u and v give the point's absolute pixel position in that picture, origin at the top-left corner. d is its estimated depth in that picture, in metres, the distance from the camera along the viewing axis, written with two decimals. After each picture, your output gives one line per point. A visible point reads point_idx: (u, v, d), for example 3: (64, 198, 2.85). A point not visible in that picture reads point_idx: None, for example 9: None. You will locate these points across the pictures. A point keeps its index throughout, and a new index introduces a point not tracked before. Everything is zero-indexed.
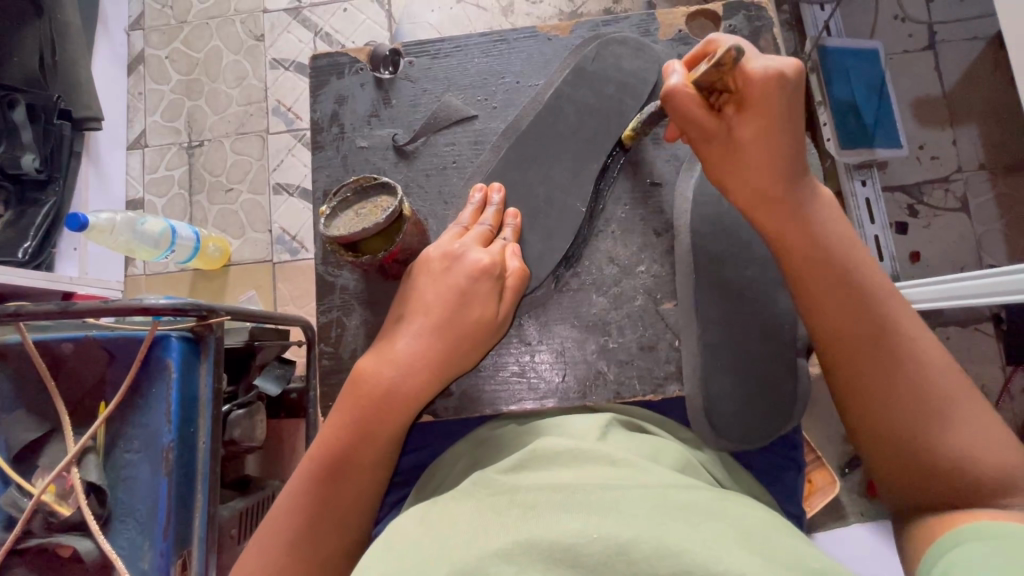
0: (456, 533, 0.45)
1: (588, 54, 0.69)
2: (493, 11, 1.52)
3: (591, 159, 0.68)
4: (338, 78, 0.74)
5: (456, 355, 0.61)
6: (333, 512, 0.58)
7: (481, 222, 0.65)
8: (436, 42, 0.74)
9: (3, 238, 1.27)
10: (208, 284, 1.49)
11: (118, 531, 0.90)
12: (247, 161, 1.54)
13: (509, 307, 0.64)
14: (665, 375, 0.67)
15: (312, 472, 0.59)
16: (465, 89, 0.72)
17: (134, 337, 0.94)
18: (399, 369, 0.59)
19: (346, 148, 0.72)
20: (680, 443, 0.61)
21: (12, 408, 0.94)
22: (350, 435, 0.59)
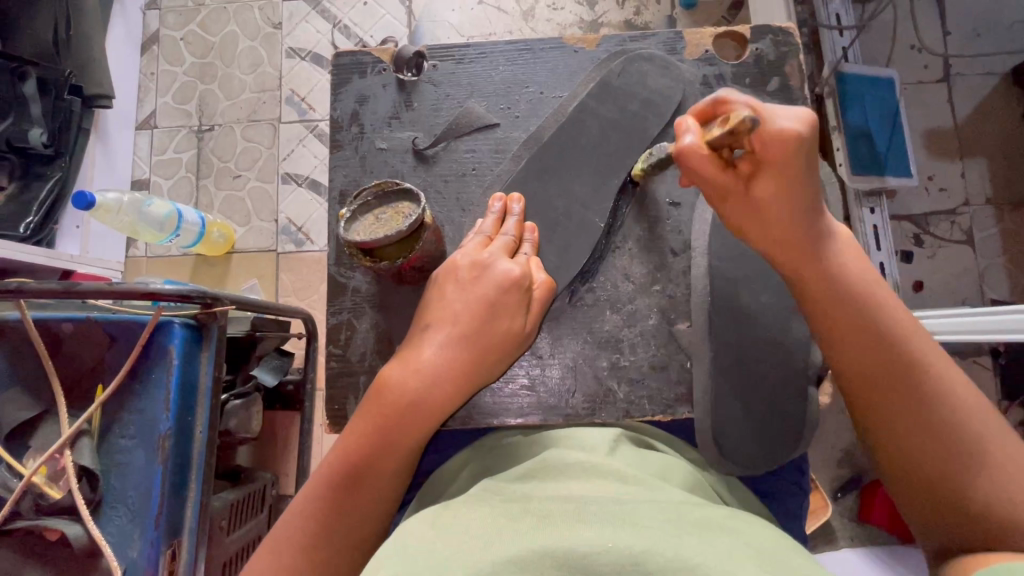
0: (467, 545, 0.44)
1: (613, 68, 0.69)
2: (513, 15, 1.52)
3: (612, 174, 0.68)
4: (362, 77, 0.73)
5: (482, 365, 0.61)
6: (349, 516, 0.58)
7: (506, 232, 0.64)
8: (461, 47, 0.73)
9: (6, 211, 1.25)
10: (209, 270, 1.47)
11: (109, 516, 0.89)
12: (256, 149, 1.53)
13: (535, 322, 0.64)
14: (675, 397, 0.67)
15: (332, 475, 0.59)
16: (488, 96, 0.72)
17: (134, 322, 0.93)
18: (426, 376, 0.59)
19: (365, 148, 0.72)
20: (688, 462, 0.60)
21: (8, 386, 0.93)
22: (372, 439, 0.59)
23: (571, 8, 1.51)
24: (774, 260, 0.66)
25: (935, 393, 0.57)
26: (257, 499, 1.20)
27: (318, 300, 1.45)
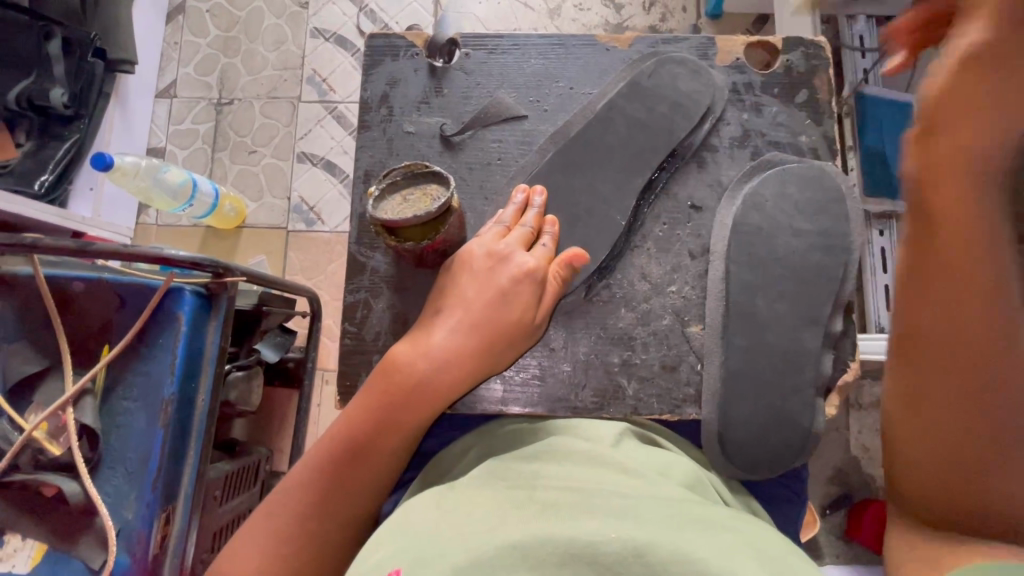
0: (475, 523, 0.46)
1: (645, 69, 0.70)
2: (539, 12, 1.52)
3: (637, 172, 0.69)
4: (394, 60, 0.74)
5: (493, 351, 0.61)
6: (348, 490, 0.58)
7: (523, 223, 0.65)
8: (495, 37, 0.74)
9: (23, 168, 1.26)
10: (218, 243, 1.48)
11: (106, 476, 0.90)
12: (274, 126, 1.53)
13: (547, 312, 0.64)
14: (683, 398, 0.68)
15: (333, 450, 0.59)
16: (519, 88, 0.73)
17: (146, 286, 0.93)
18: (439, 355, 0.60)
19: (393, 130, 0.73)
20: (692, 461, 0.61)
21: (14, 341, 0.93)
22: (377, 415, 0.59)
23: (598, 11, 1.52)
24: (791, 267, 0.65)
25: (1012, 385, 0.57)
26: (250, 472, 1.20)
27: (325, 281, 1.46)
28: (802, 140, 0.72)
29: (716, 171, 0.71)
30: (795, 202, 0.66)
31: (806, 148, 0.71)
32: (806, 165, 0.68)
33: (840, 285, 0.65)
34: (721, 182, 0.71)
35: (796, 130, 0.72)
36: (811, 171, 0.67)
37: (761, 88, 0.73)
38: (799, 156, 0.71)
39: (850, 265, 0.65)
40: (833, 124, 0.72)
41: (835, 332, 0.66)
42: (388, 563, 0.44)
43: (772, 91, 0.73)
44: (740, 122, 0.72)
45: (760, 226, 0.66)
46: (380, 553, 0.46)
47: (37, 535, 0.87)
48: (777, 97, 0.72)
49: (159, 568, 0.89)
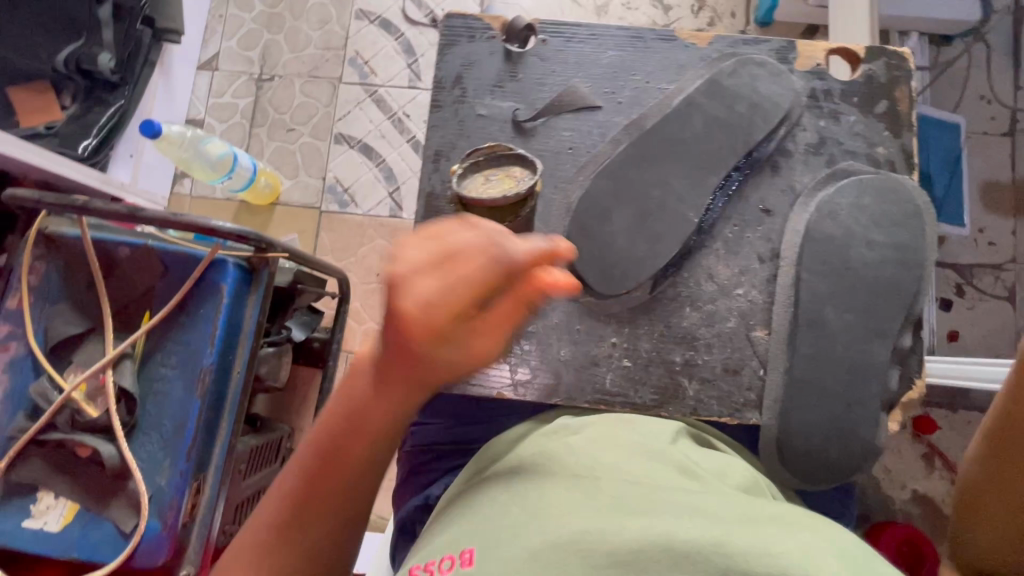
0: (548, 510, 0.51)
1: (725, 68, 0.69)
2: (587, 8, 1.51)
3: (713, 170, 0.68)
4: (469, 41, 0.73)
5: (438, 385, 0.54)
6: (312, 543, 0.56)
7: (475, 232, 0.48)
8: (572, 26, 0.73)
9: (68, 131, 1.27)
10: (252, 217, 1.48)
11: (141, 442, 0.90)
12: (314, 105, 1.53)
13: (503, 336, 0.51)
14: (744, 402, 0.68)
15: (279, 495, 0.57)
16: (593, 78, 0.72)
17: (190, 255, 0.93)
18: (376, 397, 0.55)
19: (464, 112, 0.72)
20: (749, 465, 0.62)
21: (58, 300, 0.94)
22: (323, 464, 0.56)
23: (646, 10, 1.50)
24: (866, 282, 0.64)
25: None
26: (273, 449, 1.20)
27: (356, 263, 1.46)
28: (879, 152, 0.71)
29: (790, 176, 0.70)
30: (869, 213, 0.66)
31: (882, 160, 0.71)
32: (880, 177, 0.67)
33: (912, 300, 0.65)
34: (795, 187, 0.70)
35: (872, 140, 0.71)
36: (888, 183, 0.66)
37: (840, 96, 0.72)
38: (873, 167, 0.70)
39: (923, 281, 0.65)
40: (911, 137, 0.71)
41: (903, 346, 0.66)
42: (458, 544, 0.51)
43: (851, 99, 0.72)
44: (816, 129, 0.71)
45: (835, 236, 0.65)
46: (449, 534, 0.54)
47: (71, 494, 0.88)
48: (856, 106, 0.72)
49: (187, 536, 0.89)
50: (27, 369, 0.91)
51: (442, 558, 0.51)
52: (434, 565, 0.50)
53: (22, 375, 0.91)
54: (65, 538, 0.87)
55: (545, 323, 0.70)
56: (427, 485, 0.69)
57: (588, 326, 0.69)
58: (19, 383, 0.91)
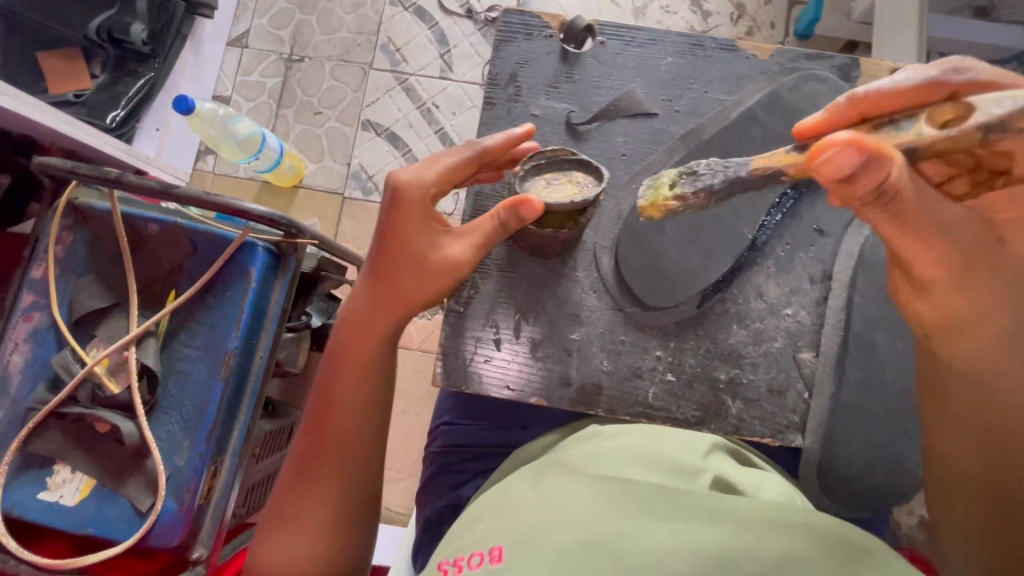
0: (575, 511, 0.52)
1: (787, 82, 0.70)
2: (624, 10, 1.49)
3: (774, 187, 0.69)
4: (526, 39, 0.73)
5: (413, 290, 0.64)
6: (328, 461, 0.65)
7: (438, 165, 0.63)
8: (632, 29, 0.73)
9: (96, 100, 1.25)
10: (274, 199, 1.46)
11: (160, 420, 0.89)
12: (342, 89, 1.51)
13: (479, 250, 0.64)
14: (786, 424, 0.68)
15: (309, 427, 0.67)
16: (652, 84, 0.72)
17: (219, 235, 0.92)
18: (362, 316, 0.66)
19: (517, 111, 0.72)
20: (786, 481, 0.63)
21: (83, 272, 0.93)
22: (328, 383, 0.67)
23: (684, 15, 1.48)
24: None
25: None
26: (284, 434, 1.19)
27: None
28: None
29: None
30: None
31: None
32: None
33: None
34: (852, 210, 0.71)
35: None
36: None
37: None
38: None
39: None
40: None
41: None
42: (487, 540, 0.53)
43: None
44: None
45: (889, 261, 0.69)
46: (478, 530, 0.55)
47: (88, 470, 0.87)
48: None
49: (201, 519, 0.89)
50: (50, 340, 0.91)
51: (472, 554, 0.52)
52: (463, 560, 0.52)
53: (44, 346, 0.90)
54: (79, 513, 0.87)
55: (589, 331, 0.69)
56: (458, 485, 0.70)
57: (633, 337, 0.69)
58: (40, 354, 0.90)
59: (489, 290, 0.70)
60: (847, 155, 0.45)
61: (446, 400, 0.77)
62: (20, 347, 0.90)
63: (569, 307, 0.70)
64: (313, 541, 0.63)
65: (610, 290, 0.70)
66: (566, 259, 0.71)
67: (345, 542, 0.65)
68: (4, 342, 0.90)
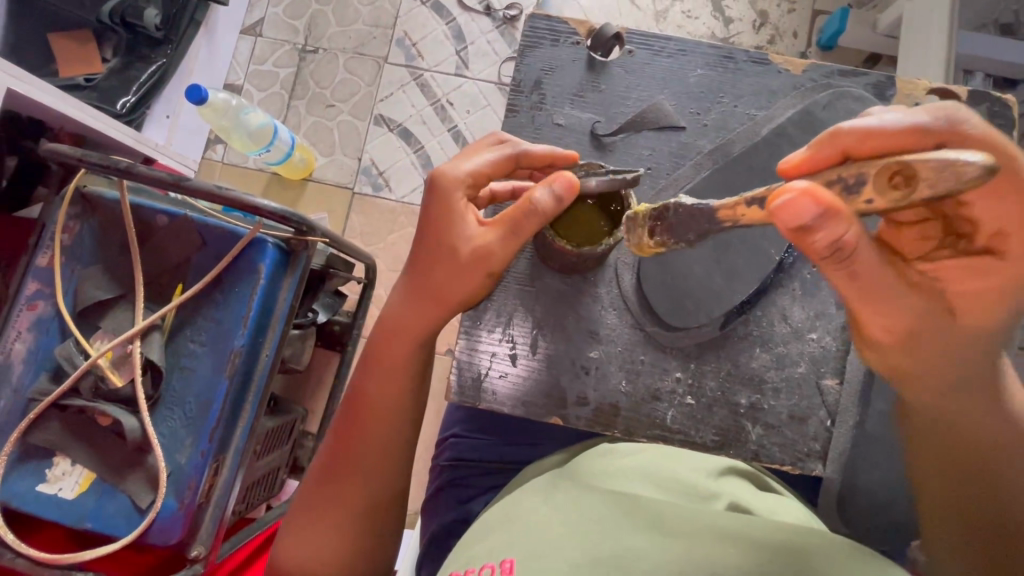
0: (588, 523, 0.51)
1: (820, 99, 0.71)
2: (645, 13, 1.46)
3: None
4: (552, 46, 0.74)
5: (449, 288, 0.60)
6: (353, 462, 0.63)
7: (476, 162, 0.62)
8: (663, 40, 0.74)
9: (107, 85, 1.23)
10: (283, 191, 1.45)
11: (162, 415, 0.88)
12: (356, 82, 1.49)
13: (510, 240, 0.58)
14: (807, 452, 0.69)
15: (339, 424, 0.65)
16: (680, 97, 0.73)
17: (230, 231, 0.91)
18: (399, 315, 0.63)
19: (540, 120, 0.73)
20: (802, 506, 0.62)
21: (89, 262, 0.91)
22: (360, 383, 0.64)
23: (706, 20, 1.46)
24: None
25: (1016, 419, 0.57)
26: (285, 431, 1.18)
27: (385, 249, 1.43)
28: None
29: None
30: None
31: None
32: None
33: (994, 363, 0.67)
34: None
35: None
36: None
37: None
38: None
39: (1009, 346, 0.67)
40: None
41: None
42: (497, 553, 0.51)
43: None
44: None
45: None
46: (488, 542, 0.54)
47: (88, 463, 0.86)
48: None
49: (201, 516, 0.88)
50: (54, 330, 0.89)
51: (482, 567, 0.50)
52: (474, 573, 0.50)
53: (47, 336, 0.89)
54: (79, 507, 0.86)
55: (608, 350, 0.70)
56: (465, 500, 0.70)
57: (653, 357, 0.70)
58: (44, 344, 0.89)
59: (500, 305, 0.71)
60: (805, 205, 0.40)
61: (456, 412, 0.78)
62: (23, 336, 0.89)
63: (588, 324, 0.71)
64: (337, 542, 0.61)
65: (631, 309, 0.71)
66: (588, 277, 0.71)
67: (367, 547, 0.63)
68: (7, 330, 0.89)
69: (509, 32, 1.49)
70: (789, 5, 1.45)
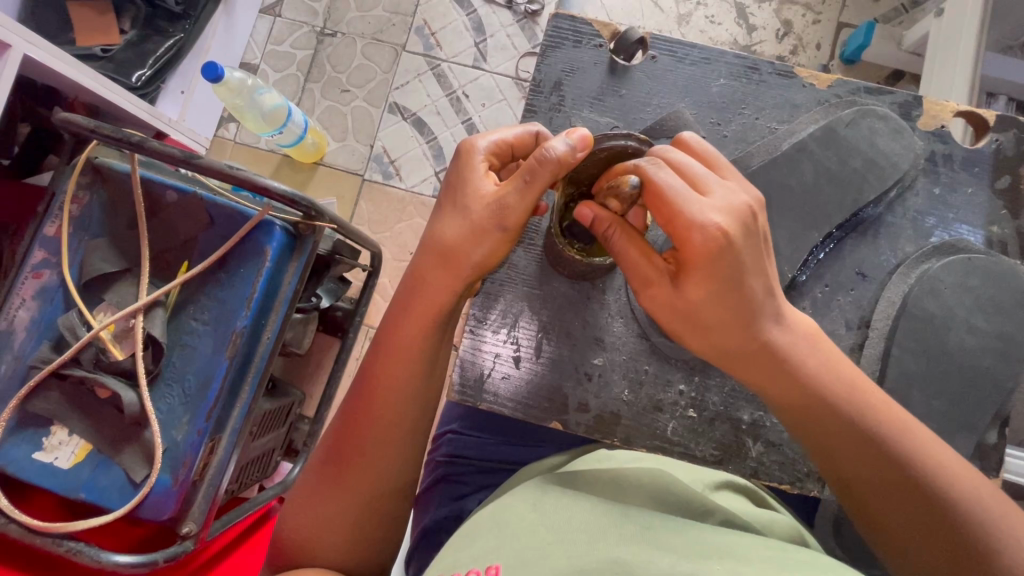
0: (575, 534, 0.51)
1: (844, 117, 0.69)
2: (668, 15, 1.45)
3: (818, 226, 0.68)
4: (574, 46, 0.73)
5: (463, 253, 0.57)
6: (359, 442, 0.60)
7: (495, 136, 0.60)
8: (688, 46, 0.73)
9: (123, 56, 1.23)
10: (293, 174, 1.44)
11: (162, 392, 0.88)
12: (372, 69, 1.48)
13: (525, 192, 0.55)
14: (807, 472, 0.69)
15: (344, 402, 0.62)
16: (701, 106, 0.72)
17: (238, 211, 0.91)
18: (418, 287, 0.60)
19: (559, 120, 0.73)
20: (798, 525, 0.62)
21: (97, 235, 0.91)
22: (370, 360, 0.61)
23: (728, 27, 1.44)
24: (962, 370, 0.66)
25: (807, 378, 0.57)
26: (282, 413, 1.18)
27: (392, 238, 1.42)
28: (992, 232, 0.72)
29: (887, 243, 0.71)
30: (975, 294, 0.67)
31: (993, 240, 0.71)
32: (993, 259, 0.68)
33: (1004, 394, 0.67)
34: (895, 257, 0.71)
35: (961, 217, 0.72)
36: (1001, 268, 0.67)
37: (959, 164, 0.72)
38: (985, 246, 0.71)
39: (1018, 377, 0.67)
40: None
41: (985, 444, 0.67)
42: (485, 557, 0.51)
43: (971, 169, 0.72)
44: (929, 195, 0.72)
45: (935, 315, 0.66)
46: (474, 547, 0.54)
47: (85, 435, 0.86)
48: (974, 177, 0.72)
49: (194, 494, 0.89)
50: (58, 301, 0.89)
51: (467, 571, 0.51)
52: None
53: (51, 306, 0.89)
54: (74, 476, 0.86)
55: (613, 357, 0.70)
56: (459, 497, 0.70)
57: (657, 368, 0.70)
58: (47, 313, 0.89)
59: (506, 306, 0.71)
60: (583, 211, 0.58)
61: (455, 409, 0.78)
62: (27, 304, 0.89)
63: (595, 331, 0.70)
64: (339, 525, 0.60)
65: (639, 318, 0.70)
66: (597, 283, 0.71)
67: (369, 529, 0.61)
68: (10, 297, 0.88)
69: (529, 27, 1.48)
70: (814, 16, 1.44)
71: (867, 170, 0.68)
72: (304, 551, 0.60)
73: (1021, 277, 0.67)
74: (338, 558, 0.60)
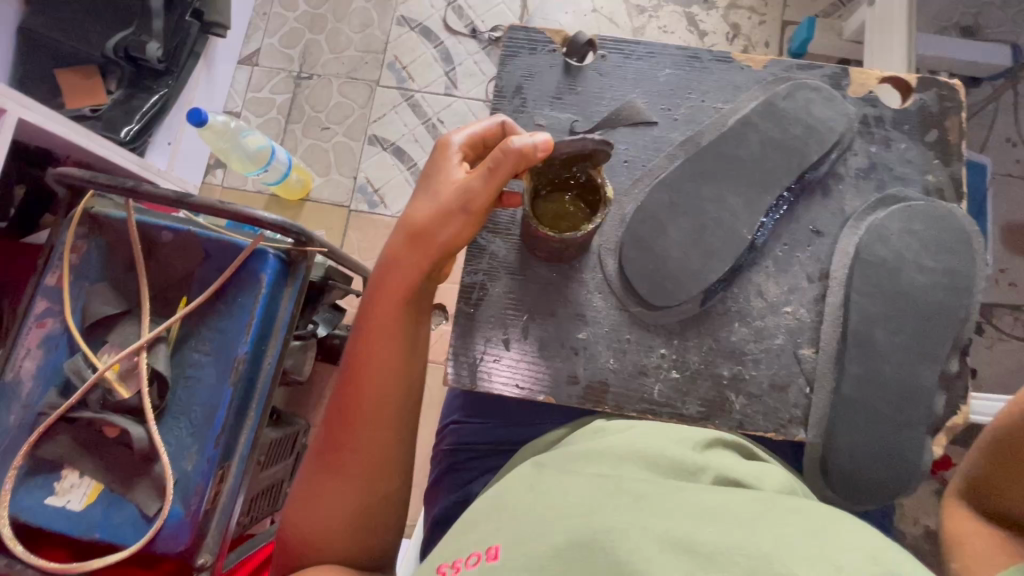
0: (573, 508, 0.52)
1: (782, 91, 0.75)
2: (623, 28, 1.54)
3: (768, 190, 0.72)
4: (530, 54, 0.80)
5: (438, 237, 0.62)
6: (356, 425, 0.62)
7: (463, 130, 0.67)
8: (632, 45, 0.80)
9: (110, 114, 1.28)
10: (281, 210, 1.49)
11: (170, 425, 0.90)
12: (349, 105, 1.55)
13: (490, 178, 0.61)
14: (790, 419, 0.73)
15: (338, 389, 0.65)
16: (652, 96, 0.79)
17: (231, 243, 0.95)
18: (396, 272, 0.64)
19: (524, 121, 0.78)
20: (789, 474, 0.64)
21: (97, 280, 0.94)
22: (359, 347, 0.64)
23: (681, 35, 1.53)
24: (918, 306, 0.70)
25: None
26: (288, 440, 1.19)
27: None
28: (928, 180, 0.77)
29: (840, 201, 0.76)
30: (922, 237, 0.71)
31: (931, 188, 0.77)
32: (932, 205, 0.73)
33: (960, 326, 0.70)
34: (845, 211, 0.76)
35: (899, 172, 0.77)
36: (941, 212, 0.72)
37: (891, 124, 0.78)
38: (924, 194, 0.77)
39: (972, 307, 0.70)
40: (960, 166, 0.77)
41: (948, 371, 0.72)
42: (486, 542, 0.52)
43: (903, 128, 0.78)
44: (868, 154, 0.78)
45: (887, 260, 0.71)
46: (477, 533, 0.55)
47: (96, 474, 0.88)
48: (906, 134, 0.78)
49: (207, 524, 0.89)
50: (62, 346, 0.92)
51: (470, 555, 0.52)
52: (462, 560, 0.51)
53: (55, 351, 0.92)
54: (87, 517, 0.88)
55: (595, 331, 0.73)
56: (466, 483, 0.73)
57: (638, 336, 0.74)
58: (53, 360, 0.91)
59: (489, 293, 0.75)
60: None
61: (454, 400, 0.81)
62: (32, 353, 0.91)
63: (575, 307, 0.74)
64: (342, 514, 0.61)
65: (615, 291, 0.74)
66: (573, 264, 0.75)
67: (371, 513, 0.62)
68: (17, 347, 0.91)
69: (494, 52, 1.56)
70: (759, 17, 1.53)
71: (808, 137, 0.73)
72: (310, 546, 0.61)
73: (961, 217, 0.72)
74: (344, 549, 0.61)
